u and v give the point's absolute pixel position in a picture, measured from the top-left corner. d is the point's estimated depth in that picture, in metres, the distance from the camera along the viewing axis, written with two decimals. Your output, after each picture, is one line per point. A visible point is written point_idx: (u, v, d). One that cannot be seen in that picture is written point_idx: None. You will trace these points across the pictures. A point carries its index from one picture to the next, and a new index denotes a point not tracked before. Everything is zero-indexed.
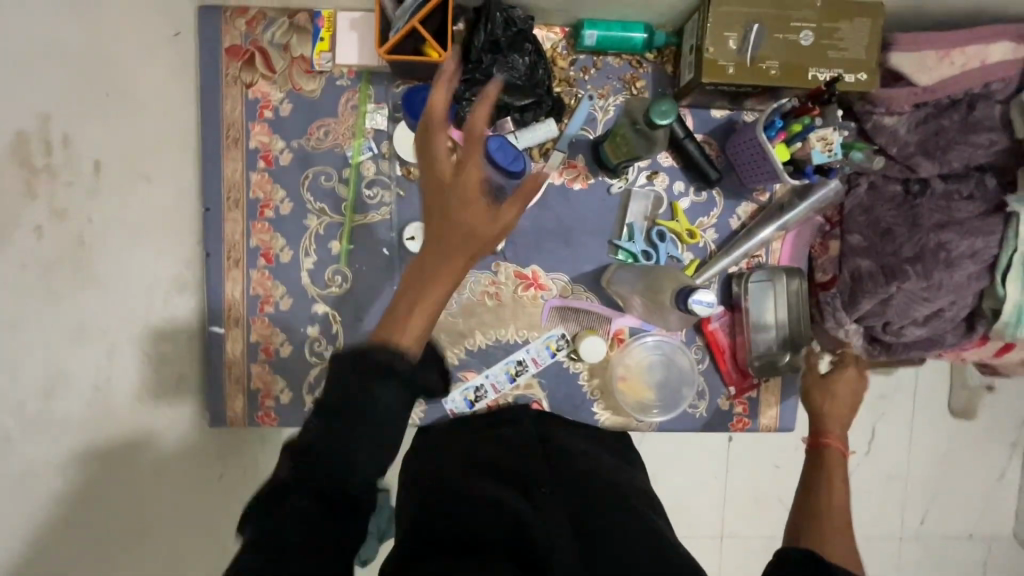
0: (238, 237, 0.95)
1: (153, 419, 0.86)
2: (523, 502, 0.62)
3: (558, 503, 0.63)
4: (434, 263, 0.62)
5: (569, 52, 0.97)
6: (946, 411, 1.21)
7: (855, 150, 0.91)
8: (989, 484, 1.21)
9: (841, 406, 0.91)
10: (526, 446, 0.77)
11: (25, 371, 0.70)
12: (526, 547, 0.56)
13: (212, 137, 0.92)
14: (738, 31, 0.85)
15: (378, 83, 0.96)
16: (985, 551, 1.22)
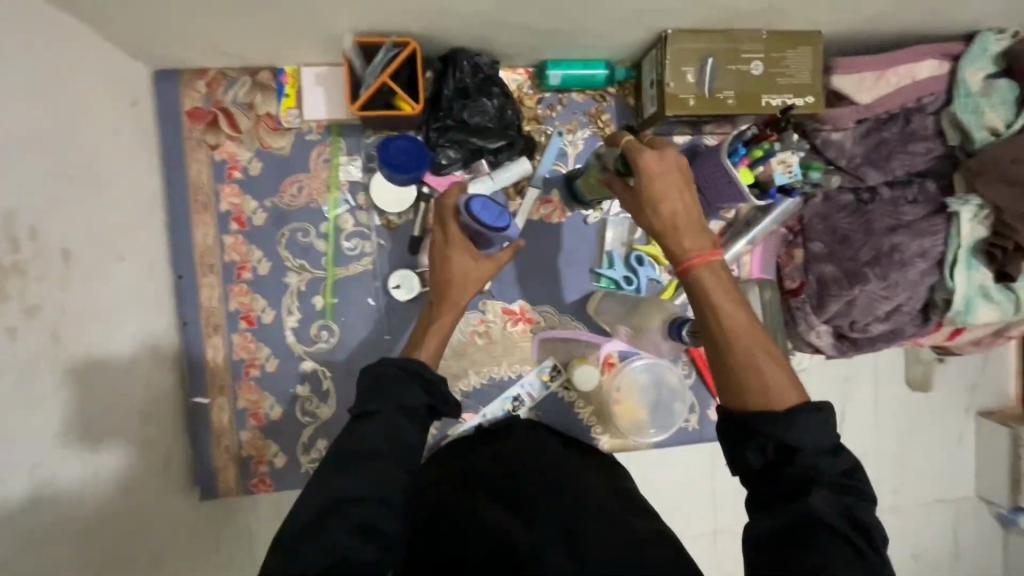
0: (216, 304, 0.94)
1: (146, 505, 0.83)
2: (518, 523, 0.63)
3: (545, 501, 0.66)
4: (438, 303, 0.83)
5: (535, 92, 1.00)
6: (906, 387, 1.28)
7: (814, 169, 0.99)
8: (950, 450, 1.30)
9: (670, 207, 0.66)
10: (521, 462, 0.75)
11: (11, 493, 0.61)
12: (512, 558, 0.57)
13: (181, 204, 0.92)
14: (694, 65, 0.89)
15: (349, 135, 0.96)
16: (954, 513, 1.31)
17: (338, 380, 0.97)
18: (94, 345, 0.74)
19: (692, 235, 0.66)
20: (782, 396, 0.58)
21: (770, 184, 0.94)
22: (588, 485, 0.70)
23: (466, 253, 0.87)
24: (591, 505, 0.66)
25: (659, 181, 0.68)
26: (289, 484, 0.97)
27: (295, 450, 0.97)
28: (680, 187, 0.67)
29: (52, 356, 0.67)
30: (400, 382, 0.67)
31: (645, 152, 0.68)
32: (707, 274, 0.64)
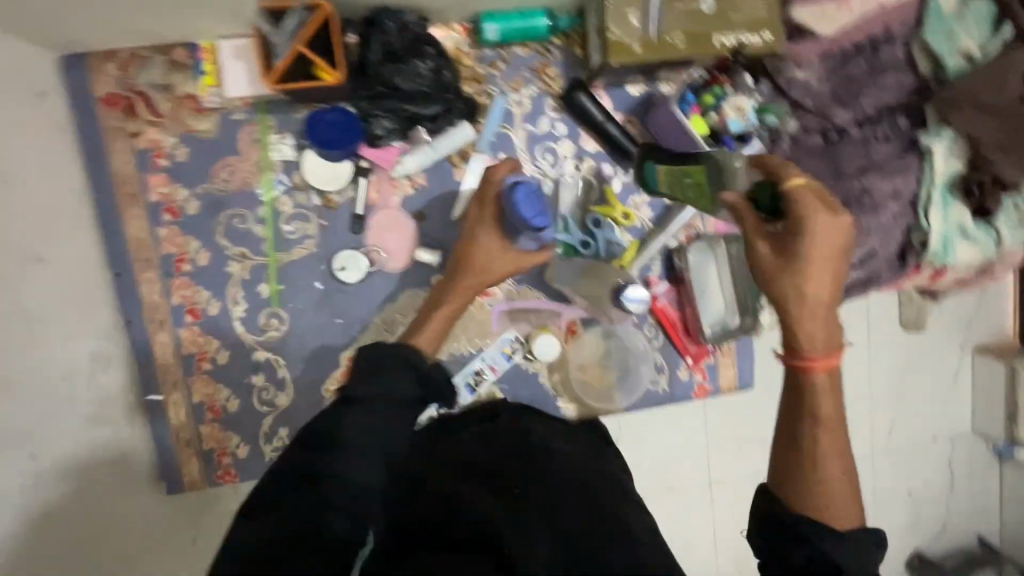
0: (158, 299, 0.91)
1: None
2: (504, 513, 0.59)
3: (539, 503, 0.60)
4: (446, 292, 0.85)
5: (473, 49, 0.93)
6: (898, 328, 1.24)
7: (769, 114, 0.93)
8: (945, 389, 1.28)
9: (819, 287, 0.59)
10: (511, 442, 0.72)
11: None
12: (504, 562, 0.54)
13: (107, 197, 0.88)
14: (637, 6, 0.82)
15: (277, 111, 0.90)
16: (950, 450, 1.29)
17: (294, 367, 0.95)
18: None
19: (824, 327, 0.59)
20: (846, 518, 0.57)
21: (724, 132, 0.90)
22: (562, 462, 0.68)
23: (493, 240, 0.86)
24: (547, 488, 0.63)
25: (815, 262, 0.59)
26: (255, 474, 0.96)
27: (258, 440, 0.95)
28: (835, 268, 0.59)
29: None
30: (397, 370, 0.63)
31: (819, 218, 0.58)
32: (824, 379, 0.58)
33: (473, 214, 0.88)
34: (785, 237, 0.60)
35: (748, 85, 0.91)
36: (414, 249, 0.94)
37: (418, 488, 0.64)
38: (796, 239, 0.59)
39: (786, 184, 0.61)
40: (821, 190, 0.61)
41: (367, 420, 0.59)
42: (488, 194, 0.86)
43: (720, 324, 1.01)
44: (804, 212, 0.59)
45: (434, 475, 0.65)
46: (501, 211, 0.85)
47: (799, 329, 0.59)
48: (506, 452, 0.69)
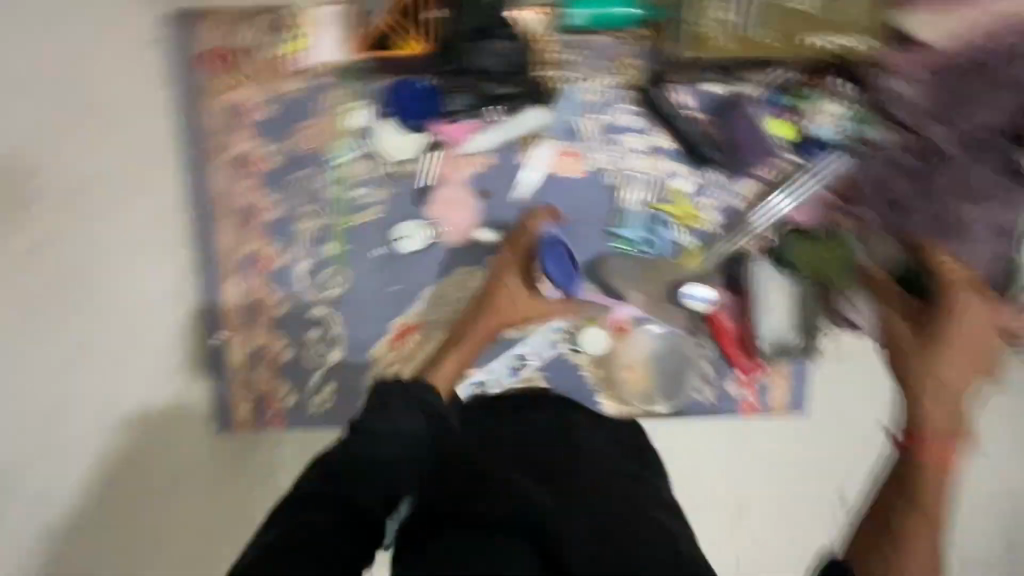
0: (233, 246, 0.96)
1: None
2: (545, 496, 0.68)
3: (577, 487, 0.70)
4: (468, 329, 0.92)
5: (552, 33, 0.91)
6: None
7: (866, 125, 0.91)
8: None
9: (936, 373, 0.79)
10: (549, 429, 0.79)
11: None
12: (542, 532, 0.64)
13: (198, 145, 0.94)
14: (723, 3, 0.88)
15: (361, 78, 0.92)
16: None
17: (348, 324, 0.99)
18: None
19: (941, 415, 0.78)
20: None
21: (811, 135, 0.92)
22: (590, 457, 0.76)
23: (517, 286, 0.93)
24: (577, 482, 0.71)
25: (952, 347, 0.80)
26: (301, 423, 1.01)
27: (306, 389, 1.00)
28: (964, 357, 0.80)
29: None
30: (405, 407, 0.75)
31: (969, 297, 0.82)
32: (932, 473, 0.76)
33: (501, 261, 0.95)
34: (919, 312, 0.85)
35: (845, 91, 0.91)
36: (474, 227, 0.96)
37: (454, 465, 0.69)
38: (935, 324, 0.82)
39: (933, 259, 0.86)
40: (973, 277, 0.86)
41: (374, 439, 0.73)
42: (517, 247, 0.94)
43: (781, 342, 0.97)
44: (955, 295, 0.83)
45: (477, 450, 0.72)
46: (529, 259, 0.94)
47: (923, 409, 0.78)
48: (542, 439, 0.77)
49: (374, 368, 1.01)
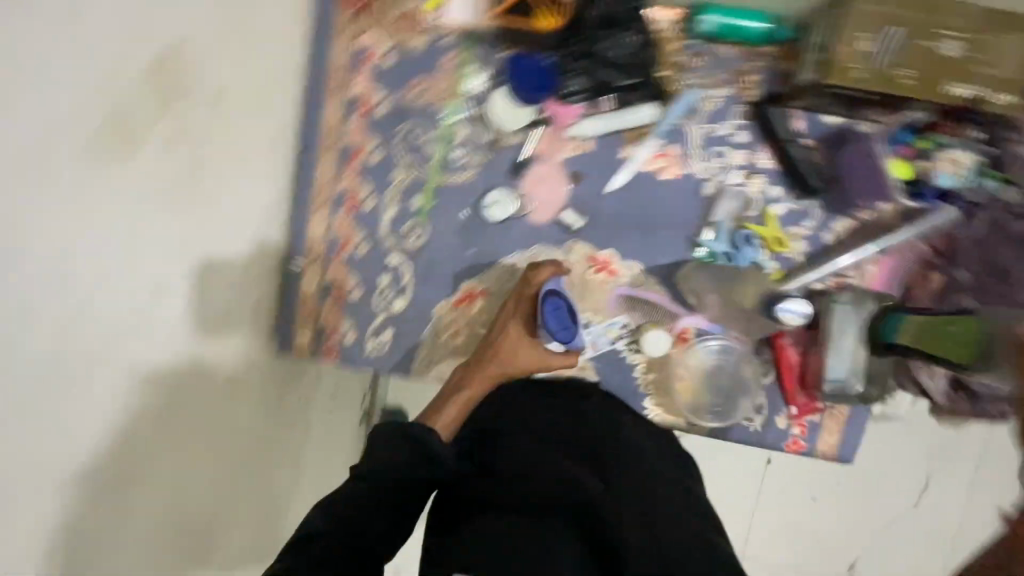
0: (327, 180, 0.99)
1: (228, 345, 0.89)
2: (596, 483, 0.73)
3: (624, 481, 0.74)
4: (470, 376, 0.90)
5: (682, 36, 0.92)
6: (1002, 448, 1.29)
7: (987, 177, 0.88)
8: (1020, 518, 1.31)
9: None
10: (598, 429, 0.84)
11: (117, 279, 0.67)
12: (594, 524, 0.69)
13: (317, 79, 0.96)
14: (871, 32, 0.78)
15: (484, 45, 0.95)
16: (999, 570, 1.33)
17: (418, 278, 1.01)
18: (228, 176, 0.81)
19: None
20: None
21: (929, 181, 0.90)
22: (644, 463, 0.79)
23: (521, 338, 0.91)
24: (633, 482, 0.74)
25: None
26: (355, 362, 1.04)
27: (367, 330, 1.03)
28: None
29: (188, 179, 0.73)
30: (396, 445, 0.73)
31: None
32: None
33: (506, 309, 0.94)
34: None
35: (975, 141, 0.89)
36: (561, 208, 0.97)
37: (510, 466, 0.76)
38: None
39: None
40: None
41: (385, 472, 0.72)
42: (524, 295, 0.93)
43: (845, 387, 0.94)
44: None
45: (525, 440, 0.81)
46: (533, 312, 0.93)
47: None
48: (590, 441, 0.81)
49: (434, 324, 1.02)
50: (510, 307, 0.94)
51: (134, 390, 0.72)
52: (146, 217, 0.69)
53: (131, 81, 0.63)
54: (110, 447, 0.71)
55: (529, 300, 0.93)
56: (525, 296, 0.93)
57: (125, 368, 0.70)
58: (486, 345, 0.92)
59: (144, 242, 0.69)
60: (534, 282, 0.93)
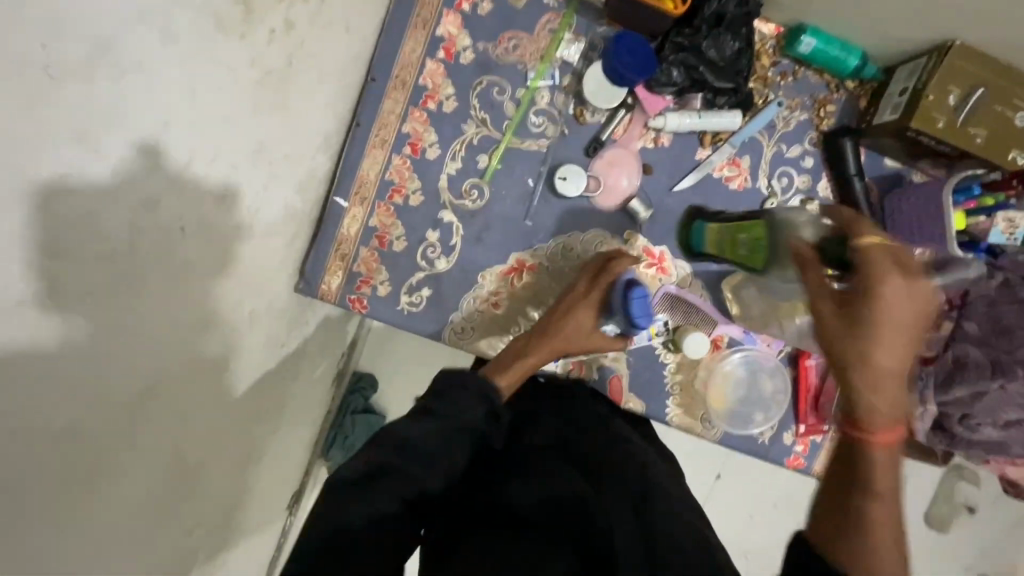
0: (392, 119, 0.93)
1: (260, 269, 0.80)
2: (589, 485, 0.68)
3: (620, 484, 0.69)
4: (537, 343, 0.86)
5: (774, 53, 0.96)
6: (920, 489, 1.50)
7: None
8: (931, 550, 1.52)
9: (896, 330, 0.56)
10: (593, 433, 0.81)
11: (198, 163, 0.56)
12: (584, 519, 0.63)
13: (404, 11, 0.91)
14: (962, 88, 0.84)
15: (583, 16, 0.94)
16: None
17: (467, 241, 0.96)
18: (310, 81, 0.74)
19: (887, 403, 0.57)
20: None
21: (981, 239, 0.88)
22: (637, 463, 0.74)
23: (586, 321, 0.90)
24: (625, 482, 0.69)
25: (890, 316, 0.56)
26: (381, 316, 0.96)
27: (401, 286, 0.96)
28: (904, 333, 0.57)
29: (281, 79, 0.66)
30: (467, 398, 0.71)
31: (894, 279, 0.56)
32: (884, 457, 0.56)
33: (580, 286, 0.92)
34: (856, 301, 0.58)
35: None
36: (628, 196, 0.96)
37: (500, 459, 0.75)
38: (865, 306, 0.57)
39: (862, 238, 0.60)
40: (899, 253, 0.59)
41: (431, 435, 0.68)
42: (606, 278, 0.91)
43: None
44: (873, 273, 0.57)
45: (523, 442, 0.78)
46: (605, 298, 0.91)
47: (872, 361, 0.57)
48: (574, 433, 0.81)
49: (476, 291, 0.97)
50: (585, 287, 0.91)
51: (181, 299, 0.60)
52: (237, 109, 0.60)
53: None
54: (149, 371, 0.58)
55: (609, 284, 0.91)
56: (605, 279, 0.91)
57: (175, 275, 0.58)
58: (551, 317, 0.89)
59: (230, 134, 0.60)
60: (614, 271, 0.91)
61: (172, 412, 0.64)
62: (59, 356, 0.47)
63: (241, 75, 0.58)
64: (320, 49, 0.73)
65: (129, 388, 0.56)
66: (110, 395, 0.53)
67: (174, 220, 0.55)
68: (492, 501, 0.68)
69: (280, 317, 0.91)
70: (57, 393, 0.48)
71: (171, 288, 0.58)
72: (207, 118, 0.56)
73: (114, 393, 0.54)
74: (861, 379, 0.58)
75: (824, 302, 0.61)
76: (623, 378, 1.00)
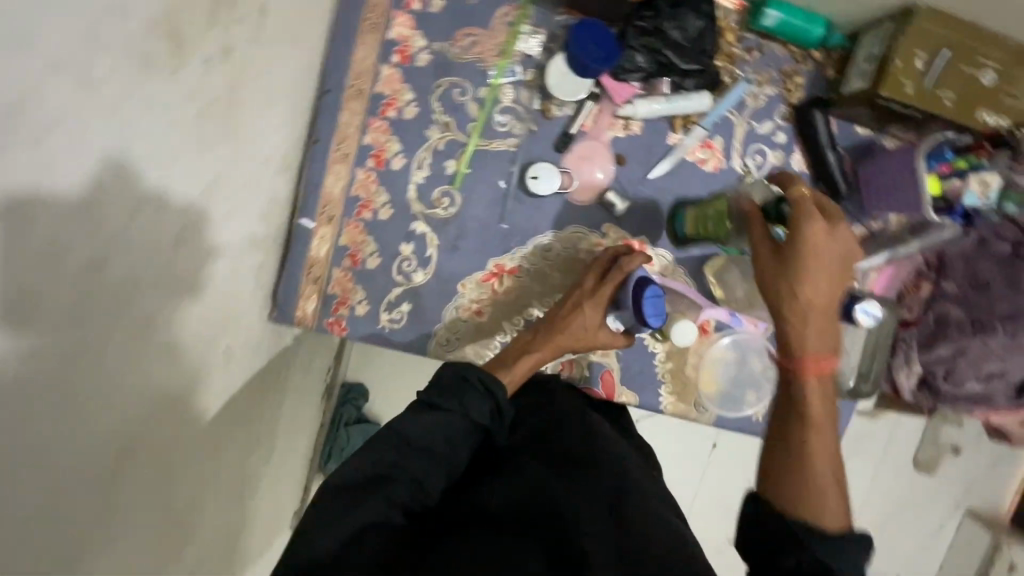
0: (351, 131, 0.89)
1: (228, 306, 0.76)
2: (563, 487, 0.65)
3: (593, 484, 0.66)
4: (542, 339, 0.85)
5: (738, 28, 0.94)
6: (908, 439, 1.55)
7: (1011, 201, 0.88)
8: (925, 497, 1.57)
9: (820, 268, 0.69)
10: (568, 427, 0.77)
11: (144, 215, 0.53)
12: (557, 526, 0.60)
13: (352, 16, 0.86)
14: (927, 51, 0.82)
15: (541, 6, 0.90)
16: (902, 541, 1.58)
17: (443, 250, 0.93)
18: (258, 105, 0.69)
19: (816, 332, 0.69)
20: (832, 516, 0.59)
21: (956, 202, 0.87)
22: (610, 458, 0.71)
23: (595, 318, 0.87)
24: (600, 481, 0.67)
25: (816, 258, 0.69)
26: (363, 337, 0.93)
27: (380, 304, 0.93)
28: (827, 271, 0.69)
29: (226, 107, 0.62)
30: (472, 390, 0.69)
31: (815, 224, 0.69)
32: (813, 382, 0.67)
33: (587, 283, 0.89)
34: (786, 243, 0.71)
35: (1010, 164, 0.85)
36: (603, 189, 0.94)
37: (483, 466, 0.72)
38: (793, 248, 0.70)
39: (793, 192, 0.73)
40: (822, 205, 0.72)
41: (417, 441, 0.66)
42: (618, 274, 0.88)
43: (842, 377, 1.01)
44: (798, 218, 0.70)
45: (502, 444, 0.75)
46: (614, 295, 0.88)
47: (804, 296, 0.69)
48: (541, 430, 0.77)
49: (457, 301, 0.95)
50: (592, 283, 0.89)
51: (141, 354, 0.57)
52: (182, 148, 0.56)
53: None
54: (117, 437, 0.55)
55: (618, 283, 0.88)
56: (614, 277, 0.88)
57: (134, 332, 0.55)
58: (557, 314, 0.87)
59: (177, 175, 0.56)
60: (625, 269, 0.87)
61: (147, 468, 0.62)
62: (22, 445, 0.44)
63: (181, 113, 0.54)
64: (265, 70, 0.69)
65: (101, 453, 0.53)
66: (83, 462, 0.51)
67: (126, 277, 0.52)
68: (465, 505, 0.65)
69: (257, 349, 0.88)
70: (21, 486, 0.45)
71: (129, 347, 0.55)
72: (151, 163, 0.52)
73: (83, 462, 0.51)
74: (794, 309, 0.69)
75: (766, 250, 0.74)
76: (615, 372, 0.99)
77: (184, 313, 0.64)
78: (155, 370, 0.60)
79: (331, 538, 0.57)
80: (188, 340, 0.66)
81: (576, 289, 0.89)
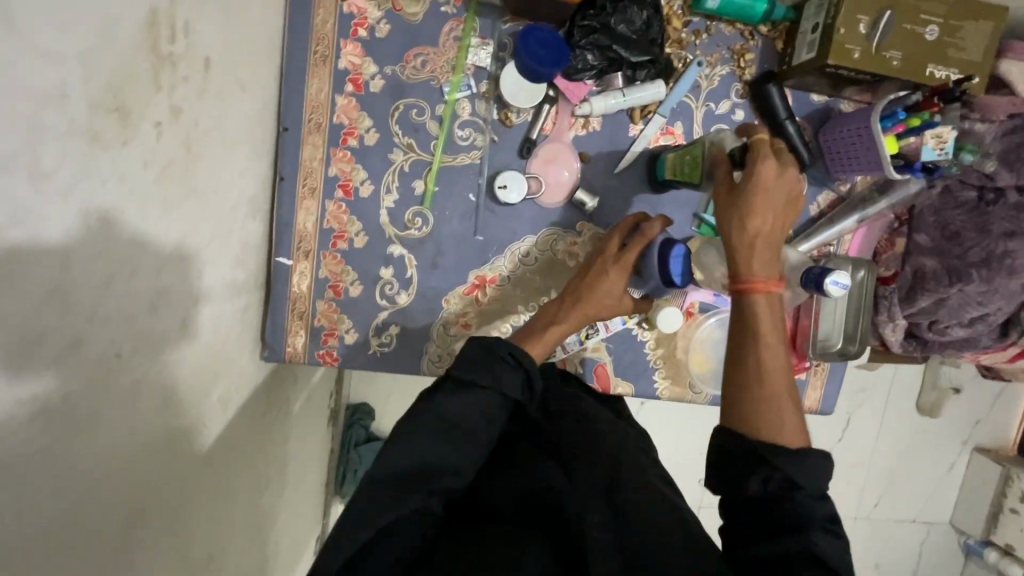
0: (316, 165, 0.90)
1: (216, 354, 0.77)
2: (559, 475, 0.67)
3: (587, 468, 0.67)
4: (569, 311, 0.85)
5: (683, 13, 0.94)
6: (908, 385, 1.57)
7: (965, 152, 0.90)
8: (932, 438, 1.60)
9: (770, 203, 0.70)
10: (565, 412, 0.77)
11: (117, 282, 0.53)
12: (557, 518, 0.63)
13: (300, 51, 0.87)
14: (870, 14, 0.84)
15: (486, 17, 0.91)
16: (914, 484, 1.61)
17: (423, 269, 0.94)
18: (217, 155, 0.70)
19: (764, 260, 0.70)
20: (786, 434, 0.64)
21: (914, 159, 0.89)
22: (607, 440, 0.72)
23: (618, 286, 0.86)
24: (595, 466, 0.67)
25: (767, 193, 0.70)
26: (355, 364, 0.95)
27: (368, 329, 0.94)
28: (777, 206, 0.70)
29: (184, 165, 0.63)
30: (486, 363, 0.70)
31: (768, 162, 0.70)
32: (762, 303, 0.69)
33: (608, 251, 0.88)
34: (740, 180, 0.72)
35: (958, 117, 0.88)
36: (571, 189, 0.95)
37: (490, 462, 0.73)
38: (746, 183, 0.71)
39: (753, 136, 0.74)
40: (777, 146, 0.73)
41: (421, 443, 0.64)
42: (640, 239, 0.87)
43: (829, 341, 1.03)
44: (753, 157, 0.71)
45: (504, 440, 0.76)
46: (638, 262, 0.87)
47: (756, 228, 0.70)
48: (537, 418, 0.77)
49: (444, 316, 0.96)
50: (614, 251, 0.88)
51: (134, 419, 0.58)
52: (146, 215, 0.57)
53: (137, 46, 0.52)
54: (122, 504, 0.56)
55: (640, 250, 0.86)
56: (635, 244, 0.86)
57: (122, 400, 0.56)
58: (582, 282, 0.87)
59: (145, 240, 0.57)
60: (647, 235, 0.86)
61: (158, 526, 0.63)
62: (29, 532, 0.45)
63: (139, 180, 0.55)
64: (219, 121, 0.69)
65: (109, 523, 0.54)
66: (96, 535, 0.52)
67: (106, 350, 0.53)
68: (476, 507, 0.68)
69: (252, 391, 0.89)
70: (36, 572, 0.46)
71: (119, 416, 0.55)
72: (117, 236, 0.52)
73: (93, 533, 0.52)
74: (744, 241, 0.70)
75: (721, 188, 0.74)
76: (608, 365, 1.01)
77: (173, 370, 0.65)
78: (151, 432, 0.61)
79: (351, 555, 0.56)
80: (179, 395, 0.67)
81: (596, 257, 0.89)
